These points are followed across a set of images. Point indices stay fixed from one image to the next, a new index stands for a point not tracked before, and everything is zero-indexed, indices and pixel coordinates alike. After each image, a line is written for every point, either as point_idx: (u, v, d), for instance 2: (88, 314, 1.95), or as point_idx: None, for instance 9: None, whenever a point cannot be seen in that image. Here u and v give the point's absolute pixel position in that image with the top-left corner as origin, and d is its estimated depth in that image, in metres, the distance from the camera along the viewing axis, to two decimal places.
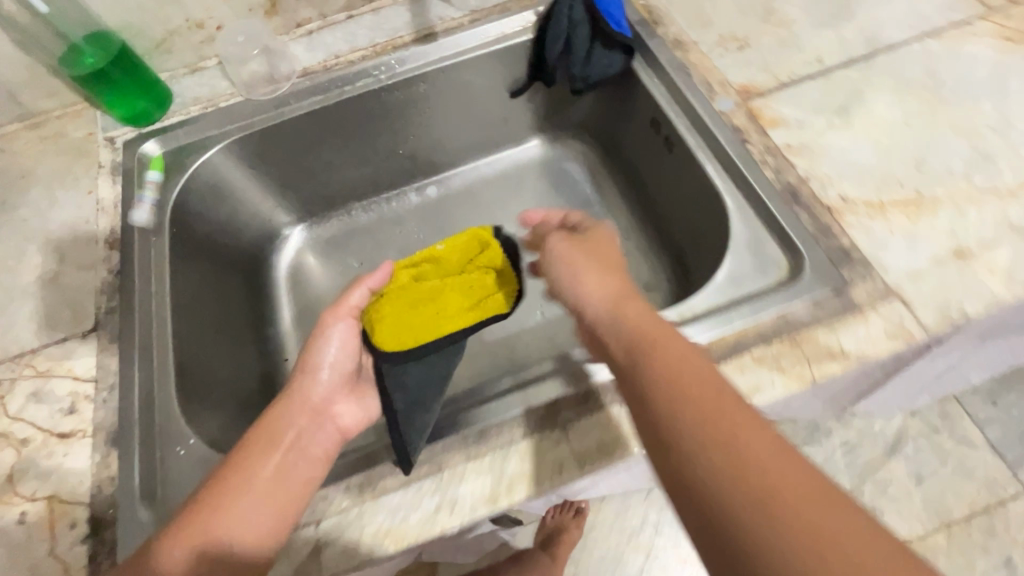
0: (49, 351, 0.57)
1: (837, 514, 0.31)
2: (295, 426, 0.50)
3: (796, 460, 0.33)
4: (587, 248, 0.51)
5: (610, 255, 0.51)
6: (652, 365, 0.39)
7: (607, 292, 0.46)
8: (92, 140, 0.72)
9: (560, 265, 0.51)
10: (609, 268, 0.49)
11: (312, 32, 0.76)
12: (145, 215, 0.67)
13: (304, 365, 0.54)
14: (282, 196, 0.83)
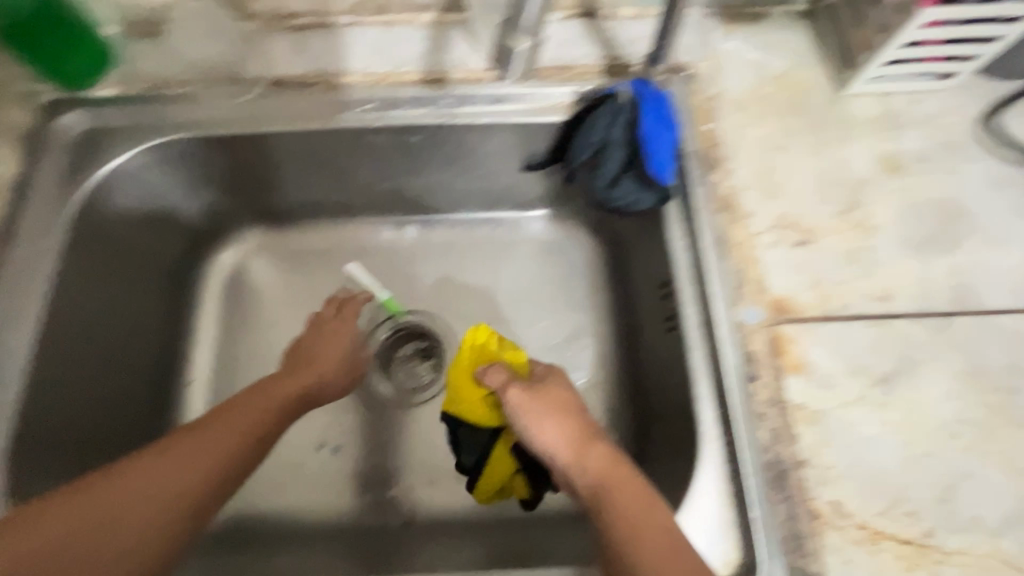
0: None
1: None
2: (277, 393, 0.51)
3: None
4: (561, 412, 0.51)
5: (576, 413, 0.52)
6: (613, 523, 0.44)
7: (602, 483, 0.46)
8: (7, 87, 0.59)
9: (534, 415, 0.51)
10: (584, 433, 0.50)
11: (303, 29, 0.61)
12: (41, 212, 0.56)
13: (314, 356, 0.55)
14: (230, 199, 0.70)
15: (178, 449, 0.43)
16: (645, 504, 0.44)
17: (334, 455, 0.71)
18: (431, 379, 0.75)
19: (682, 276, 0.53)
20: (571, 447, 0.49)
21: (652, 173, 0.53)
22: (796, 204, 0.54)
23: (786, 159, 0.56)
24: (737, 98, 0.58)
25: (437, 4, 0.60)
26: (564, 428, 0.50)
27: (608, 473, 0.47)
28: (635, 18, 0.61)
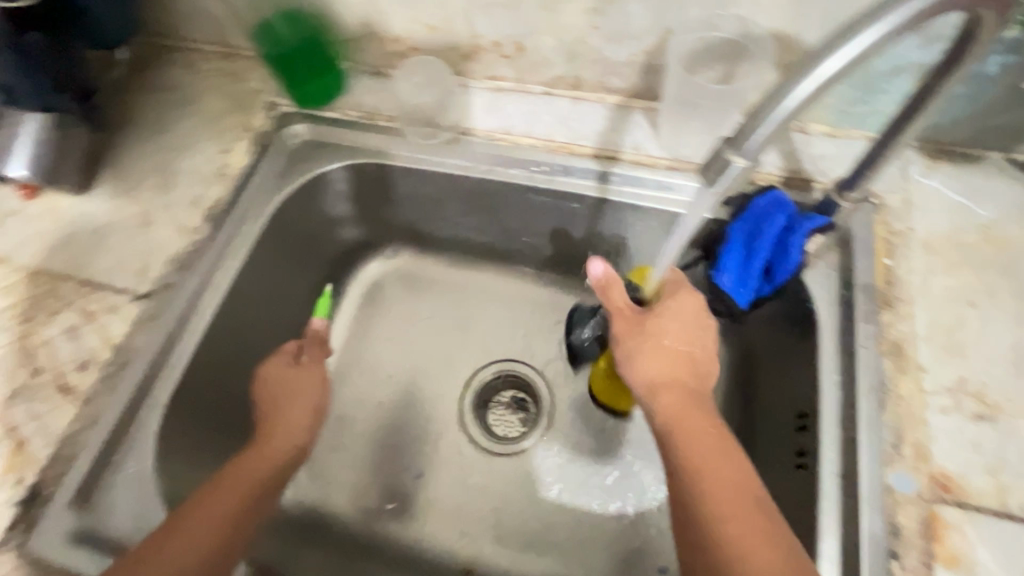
0: (102, 294, 0.59)
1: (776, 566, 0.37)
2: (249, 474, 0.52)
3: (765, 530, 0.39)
4: (679, 332, 0.50)
5: (689, 354, 0.49)
6: (712, 515, 0.40)
7: (699, 482, 0.42)
8: (257, 96, 0.71)
9: (637, 352, 0.50)
10: (688, 412, 0.46)
11: (500, 90, 0.67)
12: (251, 200, 0.66)
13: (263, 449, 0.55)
14: (395, 221, 0.77)
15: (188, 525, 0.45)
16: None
17: (415, 479, 0.73)
18: (518, 433, 0.76)
19: (826, 415, 0.49)
20: (731, 510, 0.40)
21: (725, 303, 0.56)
22: (983, 373, 0.48)
23: (978, 320, 0.50)
24: (928, 240, 0.54)
25: (628, 90, 0.63)
26: (732, 478, 0.42)
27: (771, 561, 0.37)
28: (826, 135, 0.59)
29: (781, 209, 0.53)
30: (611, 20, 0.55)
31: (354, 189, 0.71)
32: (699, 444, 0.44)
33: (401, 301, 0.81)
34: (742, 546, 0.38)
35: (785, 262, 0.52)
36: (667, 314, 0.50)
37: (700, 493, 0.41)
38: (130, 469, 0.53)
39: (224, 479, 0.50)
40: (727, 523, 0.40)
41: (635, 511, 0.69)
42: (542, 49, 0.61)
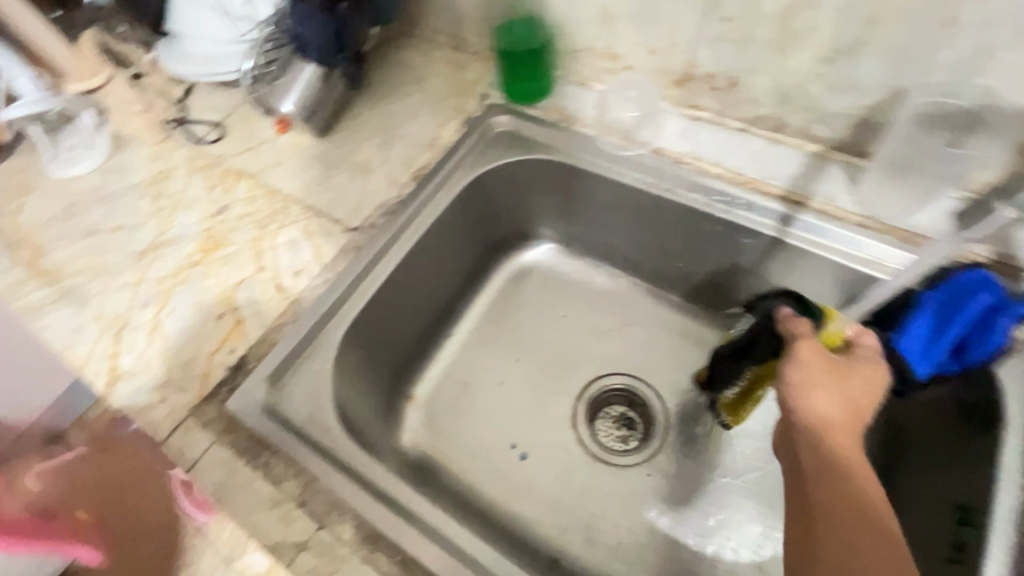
0: (321, 220, 0.70)
1: None
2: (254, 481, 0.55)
3: None
4: (859, 386, 0.49)
5: (859, 410, 0.48)
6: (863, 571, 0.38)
7: (857, 534, 0.40)
8: (474, 86, 0.81)
9: (818, 383, 0.48)
10: (861, 458, 0.45)
11: (697, 119, 0.70)
12: (452, 172, 0.75)
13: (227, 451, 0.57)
14: (560, 220, 0.83)
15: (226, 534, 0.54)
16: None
17: (519, 460, 0.76)
18: (620, 447, 0.77)
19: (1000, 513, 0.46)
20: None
21: (905, 369, 0.53)
22: None
23: None
24: None
25: (831, 141, 0.63)
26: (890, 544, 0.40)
27: None
28: None
29: (988, 288, 0.50)
30: (840, 70, 0.56)
31: (534, 181, 0.78)
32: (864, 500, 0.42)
33: (544, 294, 0.86)
34: None
35: (987, 343, 0.51)
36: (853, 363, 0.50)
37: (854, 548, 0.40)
38: (314, 367, 0.62)
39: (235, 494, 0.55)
40: None
41: (727, 556, 0.68)
42: (755, 87, 0.63)
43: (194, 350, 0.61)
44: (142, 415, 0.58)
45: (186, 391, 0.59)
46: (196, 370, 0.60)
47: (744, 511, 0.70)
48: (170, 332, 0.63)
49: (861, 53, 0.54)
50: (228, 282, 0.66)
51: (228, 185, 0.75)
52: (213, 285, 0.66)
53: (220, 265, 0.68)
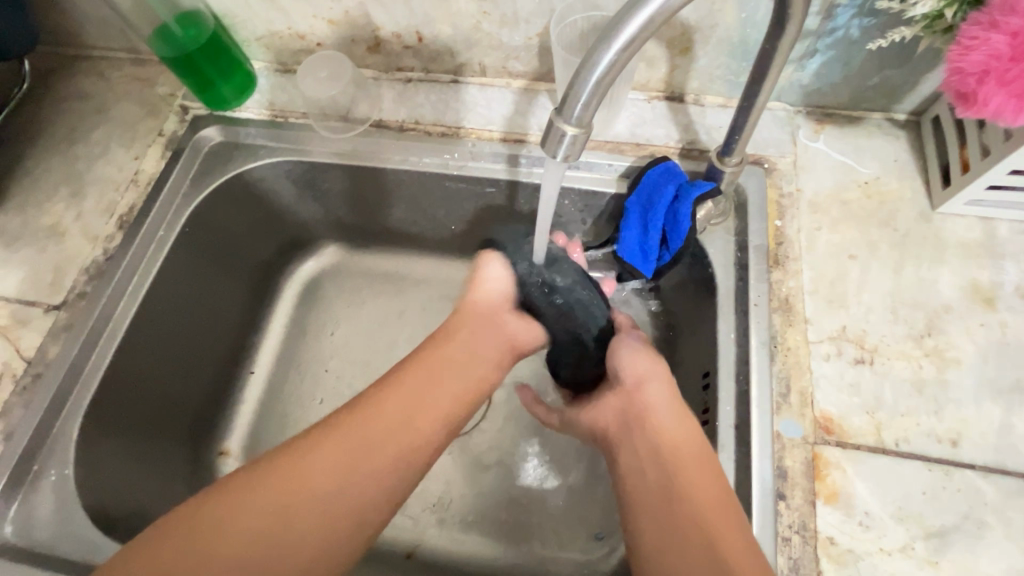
0: (14, 307, 0.59)
1: (719, 514, 0.41)
2: (381, 425, 0.47)
3: (726, 512, 0.41)
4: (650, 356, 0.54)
5: (666, 376, 0.52)
6: (676, 509, 0.42)
7: (673, 477, 0.44)
8: (169, 100, 0.71)
9: (618, 360, 0.54)
10: (675, 414, 0.48)
11: (410, 81, 0.68)
12: (168, 204, 0.66)
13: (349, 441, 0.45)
14: (320, 218, 0.77)
15: (335, 440, 0.45)
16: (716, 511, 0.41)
17: None
18: None
19: (723, 372, 0.51)
20: (693, 505, 0.42)
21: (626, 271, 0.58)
22: (863, 320, 0.51)
23: (859, 271, 0.53)
24: (815, 198, 0.56)
25: (531, 73, 0.64)
26: (695, 463, 0.44)
27: (716, 516, 0.41)
28: (720, 106, 0.61)
29: (672, 178, 0.55)
30: (499, 5, 0.56)
31: (271, 186, 0.71)
32: (658, 433, 0.47)
33: (336, 297, 0.80)
34: (699, 526, 0.40)
35: (676, 230, 0.54)
36: (628, 348, 0.55)
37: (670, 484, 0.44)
38: (51, 476, 0.53)
39: (284, 462, 0.44)
40: (689, 514, 0.41)
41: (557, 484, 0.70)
42: (442, 37, 0.62)
43: None
44: None
45: None
46: None
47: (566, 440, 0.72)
48: None
49: None
50: None
51: None
52: None
53: None
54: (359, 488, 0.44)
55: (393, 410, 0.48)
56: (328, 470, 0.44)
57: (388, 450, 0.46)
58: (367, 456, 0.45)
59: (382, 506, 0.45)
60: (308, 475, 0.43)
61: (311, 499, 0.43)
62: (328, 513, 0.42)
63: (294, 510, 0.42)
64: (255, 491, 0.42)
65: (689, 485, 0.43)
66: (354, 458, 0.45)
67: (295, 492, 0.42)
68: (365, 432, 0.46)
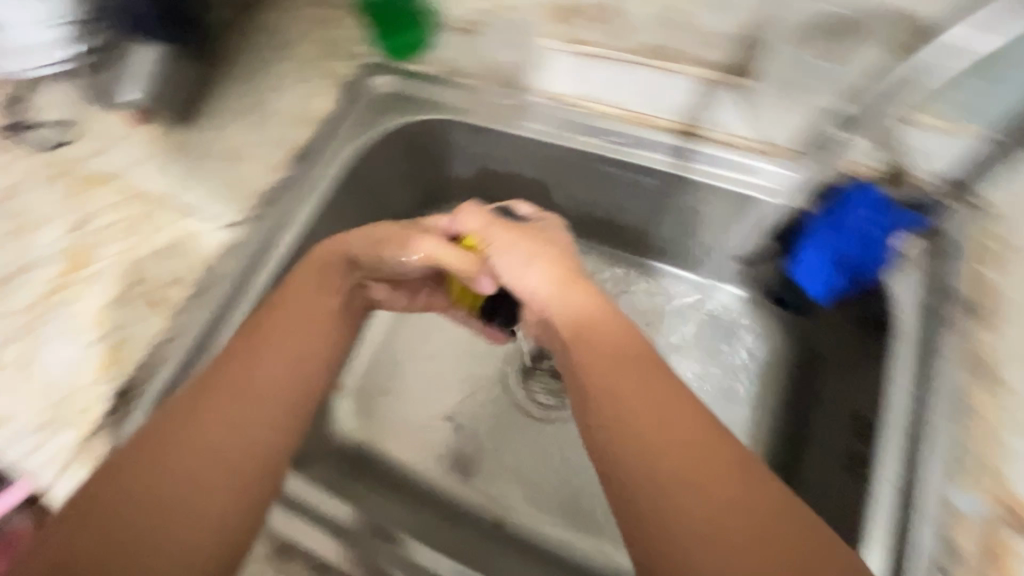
0: (195, 219, 0.64)
1: (713, 511, 0.35)
2: (278, 406, 0.45)
3: (731, 488, 0.36)
4: (545, 257, 0.54)
5: (620, 346, 0.45)
6: (653, 490, 0.37)
7: (618, 457, 0.39)
8: (346, 45, 0.73)
9: (591, 395, 0.43)
10: (666, 421, 0.39)
11: (584, 55, 0.65)
12: (335, 145, 0.68)
13: (248, 395, 0.44)
14: (462, 181, 0.77)
15: (214, 392, 0.43)
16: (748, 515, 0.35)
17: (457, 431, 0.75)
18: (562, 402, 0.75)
19: (892, 423, 0.47)
20: (663, 491, 0.36)
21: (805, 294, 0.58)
22: None
23: None
24: None
25: (719, 64, 0.60)
26: (688, 424, 0.39)
27: (716, 498, 0.36)
28: (935, 129, 0.55)
29: (873, 203, 0.54)
30: None
31: (427, 142, 0.72)
32: (621, 394, 0.41)
33: None
34: (693, 511, 0.35)
35: (872, 256, 0.53)
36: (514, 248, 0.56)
37: (644, 466, 0.38)
38: None
39: (178, 417, 0.42)
40: (680, 509, 0.35)
41: None
42: None
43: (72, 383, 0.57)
44: (24, 462, 0.54)
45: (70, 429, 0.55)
46: (77, 404, 0.56)
47: None
48: (44, 366, 0.58)
49: None
50: (101, 303, 0.60)
51: (85, 193, 0.67)
52: (85, 308, 0.60)
53: (88, 285, 0.62)
54: (222, 468, 0.41)
55: (282, 331, 0.49)
56: (216, 440, 0.41)
57: (269, 416, 0.44)
58: (226, 466, 0.40)
59: (258, 475, 0.41)
60: (197, 441, 0.41)
61: (180, 488, 0.39)
62: (216, 488, 0.40)
63: (166, 483, 0.39)
64: (151, 459, 0.40)
65: (621, 423, 0.40)
66: (236, 430, 0.42)
67: (159, 469, 0.39)
68: (243, 384, 0.44)
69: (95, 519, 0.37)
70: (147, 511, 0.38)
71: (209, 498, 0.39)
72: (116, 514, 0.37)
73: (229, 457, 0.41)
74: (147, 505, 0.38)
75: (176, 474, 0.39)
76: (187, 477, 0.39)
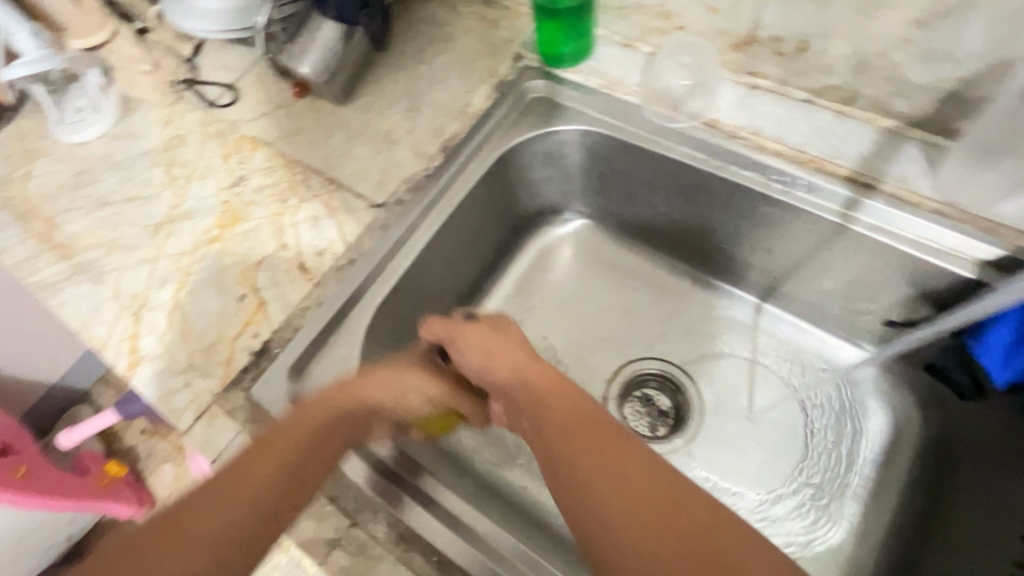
0: (345, 195, 0.66)
1: (660, 540, 0.38)
2: (584, 463, 0.43)
3: (676, 515, 0.40)
4: (547, 380, 0.50)
5: (584, 413, 0.47)
6: (626, 554, 0.38)
7: (604, 542, 0.40)
8: (507, 45, 0.74)
9: (541, 414, 0.48)
10: (591, 440, 0.45)
11: (757, 88, 0.63)
12: (486, 142, 0.69)
13: (553, 440, 0.46)
14: (595, 195, 0.77)
15: (594, 464, 0.43)
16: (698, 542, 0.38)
17: None
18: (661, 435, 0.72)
19: None
20: (615, 518, 0.40)
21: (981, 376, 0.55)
22: None
23: None
24: None
25: (910, 116, 0.57)
26: (638, 466, 0.43)
27: (669, 559, 0.37)
28: None
29: None
30: (934, 37, 0.49)
31: (573, 152, 0.72)
32: (580, 458, 0.44)
33: (577, 272, 0.81)
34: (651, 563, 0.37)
35: None
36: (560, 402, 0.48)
37: None
38: (341, 350, 0.59)
39: (597, 475, 0.42)
40: None
41: None
42: (830, 54, 0.56)
43: (215, 334, 0.59)
44: (166, 401, 0.56)
45: (209, 378, 0.57)
46: (217, 355, 0.58)
47: (771, 503, 0.66)
48: (191, 313, 0.60)
49: (965, 17, 0.47)
50: (250, 261, 0.63)
51: (243, 154, 0.70)
52: (234, 264, 0.63)
53: (239, 242, 0.64)
54: (632, 501, 0.41)
55: (624, 460, 0.43)
56: (608, 513, 0.40)
57: (596, 442, 0.44)
58: (646, 525, 0.39)
59: (271, 498, 0.43)
60: (592, 471, 0.43)
61: (617, 515, 0.40)
62: (682, 529, 0.39)
63: (630, 530, 0.39)
64: (588, 494, 0.42)
65: (609, 509, 0.41)
66: (611, 482, 0.42)
67: (597, 518, 0.41)
68: (604, 465, 0.43)
69: (161, 538, 0.40)
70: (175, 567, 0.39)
71: (610, 525, 0.40)
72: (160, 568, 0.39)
73: (248, 498, 0.43)
74: (642, 529, 0.39)
75: (630, 511, 0.40)
76: (626, 527, 0.39)
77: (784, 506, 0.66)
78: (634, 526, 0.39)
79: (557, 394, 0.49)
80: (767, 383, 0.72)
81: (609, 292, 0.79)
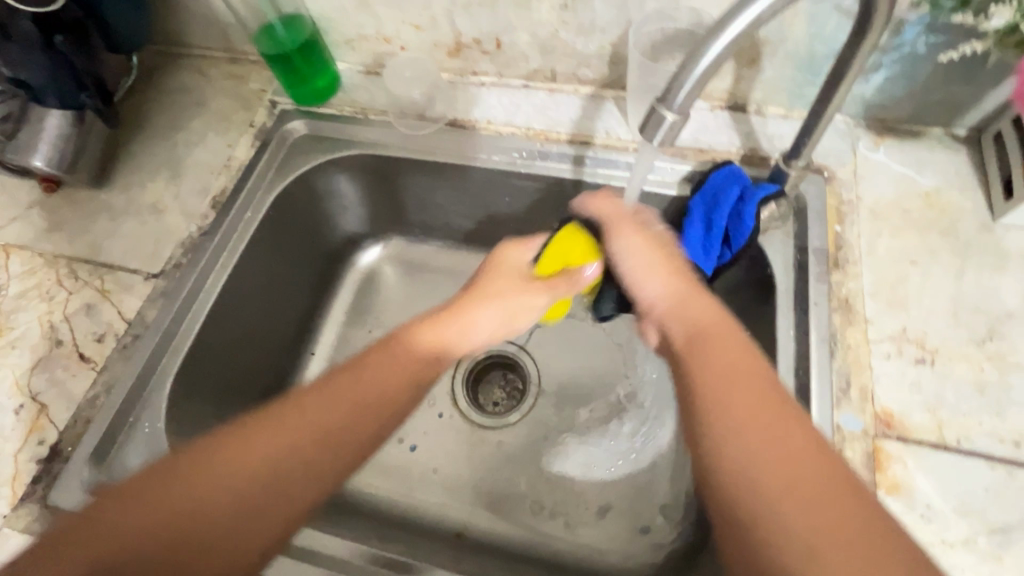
0: (116, 274, 0.64)
1: (780, 453, 0.36)
2: (711, 368, 0.41)
3: (787, 421, 0.37)
4: (664, 266, 0.49)
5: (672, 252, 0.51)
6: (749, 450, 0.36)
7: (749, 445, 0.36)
8: (260, 95, 0.77)
9: (640, 255, 0.51)
10: (697, 326, 0.44)
11: (483, 85, 0.73)
12: (255, 188, 0.71)
13: (668, 303, 0.46)
14: (388, 211, 0.81)
15: (717, 387, 0.40)
16: (824, 502, 0.33)
17: (410, 452, 0.75)
18: (507, 408, 0.78)
19: (783, 367, 0.53)
20: (743, 423, 0.37)
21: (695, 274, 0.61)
22: (923, 322, 0.52)
23: (920, 276, 0.54)
24: (875, 206, 0.58)
25: (599, 80, 0.68)
26: (753, 390, 0.39)
27: (796, 453, 0.35)
28: (781, 117, 0.64)
29: (735, 181, 0.58)
30: (578, 15, 0.60)
31: (348, 177, 0.76)
32: (700, 358, 0.41)
33: (395, 287, 0.84)
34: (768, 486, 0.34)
35: (741, 230, 0.57)
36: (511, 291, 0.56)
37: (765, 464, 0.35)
38: (144, 428, 0.58)
39: (708, 375, 0.40)
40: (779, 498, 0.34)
41: (600, 476, 0.71)
42: (519, 44, 0.66)
43: None
44: None
45: None
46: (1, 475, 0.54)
47: (605, 436, 0.73)
48: None
49: None
50: (22, 369, 0.59)
51: None
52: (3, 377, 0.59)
53: (6, 353, 0.60)
54: (773, 434, 0.36)
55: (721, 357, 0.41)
56: (724, 430, 0.37)
57: (715, 347, 0.42)
58: (765, 450, 0.36)
59: (279, 467, 0.41)
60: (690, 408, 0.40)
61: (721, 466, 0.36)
62: (791, 442, 0.36)
63: (743, 478, 0.35)
64: (717, 397, 0.39)
65: (739, 411, 0.38)
66: (728, 391, 0.39)
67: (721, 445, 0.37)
68: (709, 352, 0.42)
69: (103, 513, 0.37)
70: (116, 575, 0.35)
71: (761, 451, 0.36)
72: (63, 569, 0.34)
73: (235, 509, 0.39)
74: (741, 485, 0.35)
75: (745, 415, 0.37)
76: (751, 449, 0.36)
77: (616, 435, 0.73)
78: (743, 424, 0.37)
79: (640, 280, 0.50)
80: (581, 333, 0.80)
81: (428, 295, 0.83)
